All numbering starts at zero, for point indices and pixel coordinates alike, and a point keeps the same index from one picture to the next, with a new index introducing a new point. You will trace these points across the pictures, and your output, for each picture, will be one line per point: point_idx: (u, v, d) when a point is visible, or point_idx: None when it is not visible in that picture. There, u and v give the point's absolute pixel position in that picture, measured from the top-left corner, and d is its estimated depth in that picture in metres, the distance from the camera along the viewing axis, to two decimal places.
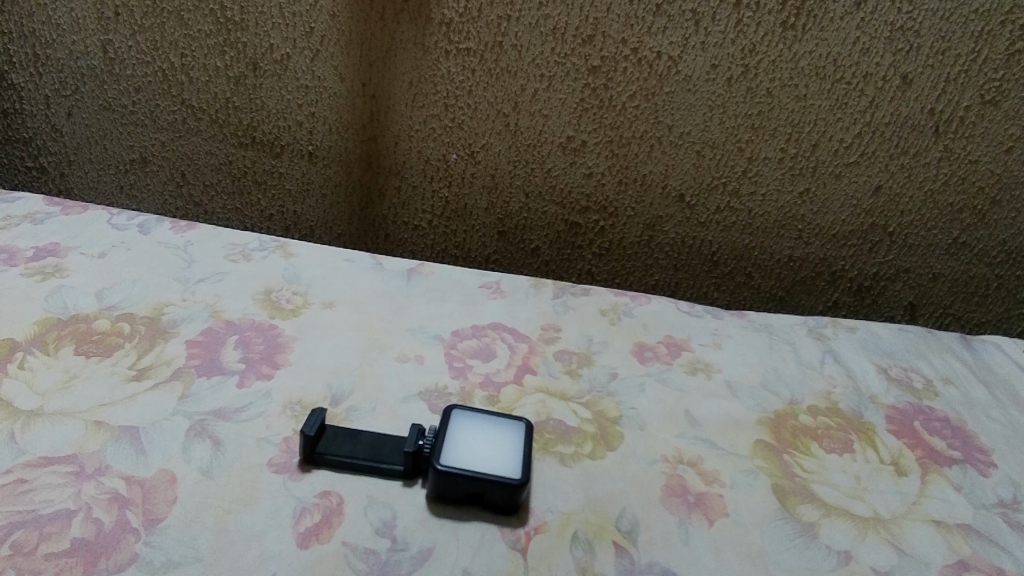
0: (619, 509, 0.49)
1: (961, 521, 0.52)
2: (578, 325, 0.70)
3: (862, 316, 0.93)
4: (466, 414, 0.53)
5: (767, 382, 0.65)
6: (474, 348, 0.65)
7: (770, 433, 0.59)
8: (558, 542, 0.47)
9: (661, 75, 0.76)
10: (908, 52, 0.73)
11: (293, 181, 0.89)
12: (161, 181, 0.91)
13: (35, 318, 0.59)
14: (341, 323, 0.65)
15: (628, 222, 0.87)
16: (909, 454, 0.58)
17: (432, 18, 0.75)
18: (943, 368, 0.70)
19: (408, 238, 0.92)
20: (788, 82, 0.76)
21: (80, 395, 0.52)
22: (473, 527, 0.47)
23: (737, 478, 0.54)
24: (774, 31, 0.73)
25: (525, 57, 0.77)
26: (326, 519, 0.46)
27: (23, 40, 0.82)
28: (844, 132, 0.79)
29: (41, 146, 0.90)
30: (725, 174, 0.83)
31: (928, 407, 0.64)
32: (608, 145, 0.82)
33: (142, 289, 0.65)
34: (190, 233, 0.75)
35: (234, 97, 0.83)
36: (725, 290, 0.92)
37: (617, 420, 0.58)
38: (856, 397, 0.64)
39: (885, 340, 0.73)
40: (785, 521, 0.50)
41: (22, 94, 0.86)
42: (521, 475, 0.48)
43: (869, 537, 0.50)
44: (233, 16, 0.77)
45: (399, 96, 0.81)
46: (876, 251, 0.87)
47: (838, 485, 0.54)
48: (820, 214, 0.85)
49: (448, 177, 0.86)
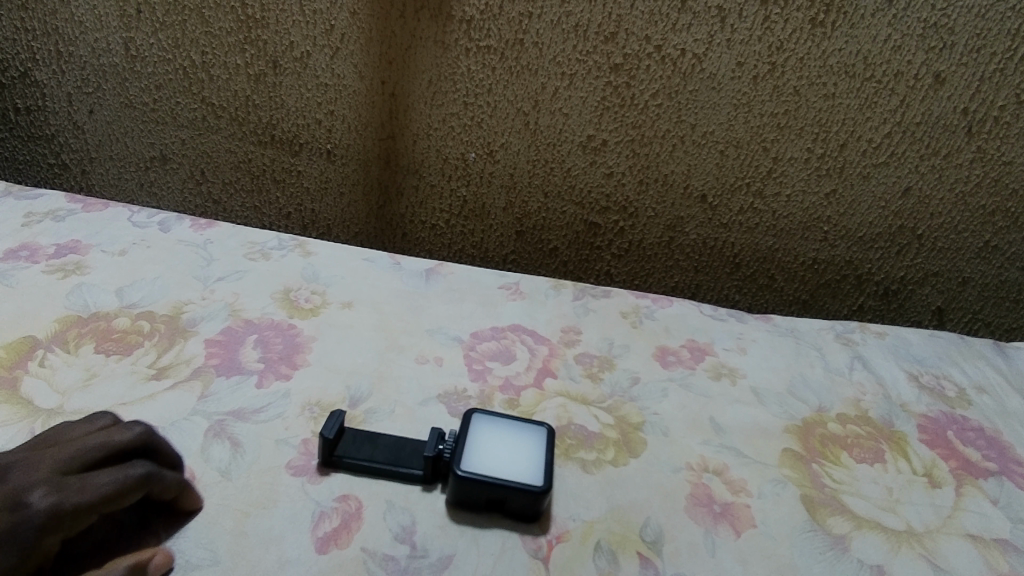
0: (643, 518, 0.48)
1: (997, 536, 0.51)
2: (599, 327, 0.69)
3: (888, 320, 0.91)
4: (487, 418, 0.52)
5: (794, 388, 0.63)
6: (494, 350, 0.64)
7: (798, 441, 0.57)
8: (581, 551, 0.46)
9: (684, 73, 0.75)
10: (941, 50, 0.71)
11: (312, 179, 0.89)
12: (181, 179, 0.91)
13: (56, 316, 0.59)
14: (359, 324, 0.64)
15: (649, 223, 0.86)
16: (943, 465, 0.57)
17: (453, 15, 0.74)
18: (976, 376, 0.68)
19: (425, 238, 0.92)
20: (817, 81, 0.74)
21: (100, 394, 0.52)
22: (494, 535, 0.46)
23: (765, 488, 0.52)
24: (802, 28, 0.71)
25: (547, 55, 0.75)
26: (345, 524, 0.46)
27: (46, 37, 0.82)
28: (873, 132, 0.77)
29: (64, 144, 0.90)
30: (749, 174, 0.81)
31: (961, 416, 0.62)
32: (630, 144, 0.80)
33: (161, 287, 0.65)
34: (209, 231, 0.74)
35: (255, 95, 0.83)
36: (747, 293, 0.91)
37: (640, 426, 0.57)
38: (886, 405, 0.62)
39: (916, 346, 0.71)
40: (815, 534, 0.49)
41: (45, 91, 0.86)
42: (543, 482, 0.47)
43: (903, 551, 0.48)
44: (254, 13, 0.77)
45: (418, 94, 0.80)
46: (904, 254, 0.85)
47: (869, 496, 0.53)
48: (847, 215, 0.83)
49: (466, 176, 0.86)
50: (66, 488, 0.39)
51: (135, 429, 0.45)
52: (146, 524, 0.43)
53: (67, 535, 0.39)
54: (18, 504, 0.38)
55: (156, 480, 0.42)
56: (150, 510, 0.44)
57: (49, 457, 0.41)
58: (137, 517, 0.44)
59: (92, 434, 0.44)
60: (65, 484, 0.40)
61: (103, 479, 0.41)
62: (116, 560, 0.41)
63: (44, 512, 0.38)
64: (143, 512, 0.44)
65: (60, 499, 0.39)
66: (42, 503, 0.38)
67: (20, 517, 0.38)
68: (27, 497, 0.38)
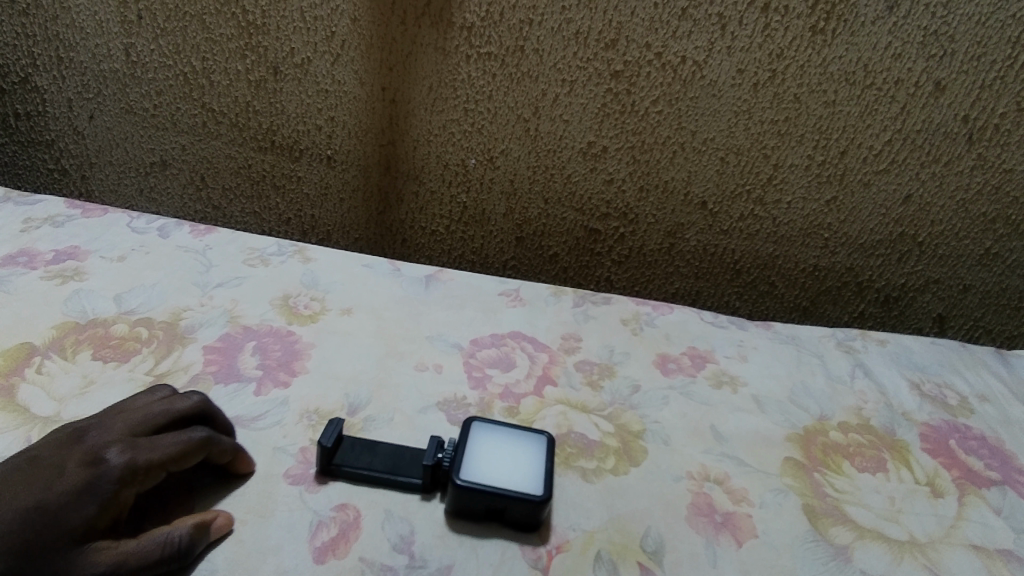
0: (643, 528, 0.48)
1: (1001, 546, 0.50)
2: (600, 335, 0.68)
3: (889, 327, 0.91)
4: (487, 426, 0.52)
5: (795, 397, 0.63)
6: (494, 357, 0.63)
7: (799, 450, 0.57)
8: (581, 561, 0.45)
9: (685, 80, 0.75)
10: (941, 58, 0.71)
11: (312, 185, 0.89)
12: (180, 185, 0.91)
13: (54, 322, 0.59)
14: (358, 330, 0.64)
15: (649, 229, 0.86)
16: (945, 474, 0.56)
17: (453, 22, 0.74)
18: (978, 384, 0.68)
19: (425, 244, 0.91)
20: (817, 88, 0.74)
21: (98, 401, 0.52)
22: (493, 544, 0.46)
23: (766, 497, 0.52)
24: (803, 35, 0.71)
25: (547, 62, 0.75)
26: (343, 533, 0.45)
27: (47, 43, 0.82)
28: (874, 139, 0.76)
29: (64, 149, 0.90)
30: (749, 181, 0.81)
31: (963, 425, 0.62)
32: (630, 151, 0.80)
33: (160, 293, 0.65)
34: (209, 237, 0.74)
35: (255, 101, 0.83)
36: (747, 299, 0.90)
37: (640, 434, 0.56)
38: (888, 413, 0.62)
39: (918, 354, 0.71)
40: (817, 544, 0.49)
41: (45, 97, 0.86)
42: (543, 491, 0.46)
43: (905, 561, 0.48)
44: (255, 20, 0.77)
45: (418, 100, 0.80)
46: (904, 262, 0.85)
47: (871, 506, 0.52)
48: (848, 222, 0.82)
49: (466, 182, 0.85)
50: (137, 448, 0.44)
51: (193, 398, 0.49)
52: (207, 486, 0.47)
53: (139, 490, 0.43)
54: (98, 460, 0.43)
55: (214, 443, 0.46)
56: (211, 473, 0.48)
57: (122, 422, 0.46)
58: (201, 479, 0.48)
59: (157, 402, 0.48)
60: (136, 444, 0.44)
61: (168, 441, 0.45)
62: (182, 518, 0.44)
63: (119, 468, 0.42)
64: (205, 475, 0.48)
65: (132, 457, 0.43)
66: (117, 460, 0.43)
67: (100, 470, 0.42)
68: (105, 454, 0.43)
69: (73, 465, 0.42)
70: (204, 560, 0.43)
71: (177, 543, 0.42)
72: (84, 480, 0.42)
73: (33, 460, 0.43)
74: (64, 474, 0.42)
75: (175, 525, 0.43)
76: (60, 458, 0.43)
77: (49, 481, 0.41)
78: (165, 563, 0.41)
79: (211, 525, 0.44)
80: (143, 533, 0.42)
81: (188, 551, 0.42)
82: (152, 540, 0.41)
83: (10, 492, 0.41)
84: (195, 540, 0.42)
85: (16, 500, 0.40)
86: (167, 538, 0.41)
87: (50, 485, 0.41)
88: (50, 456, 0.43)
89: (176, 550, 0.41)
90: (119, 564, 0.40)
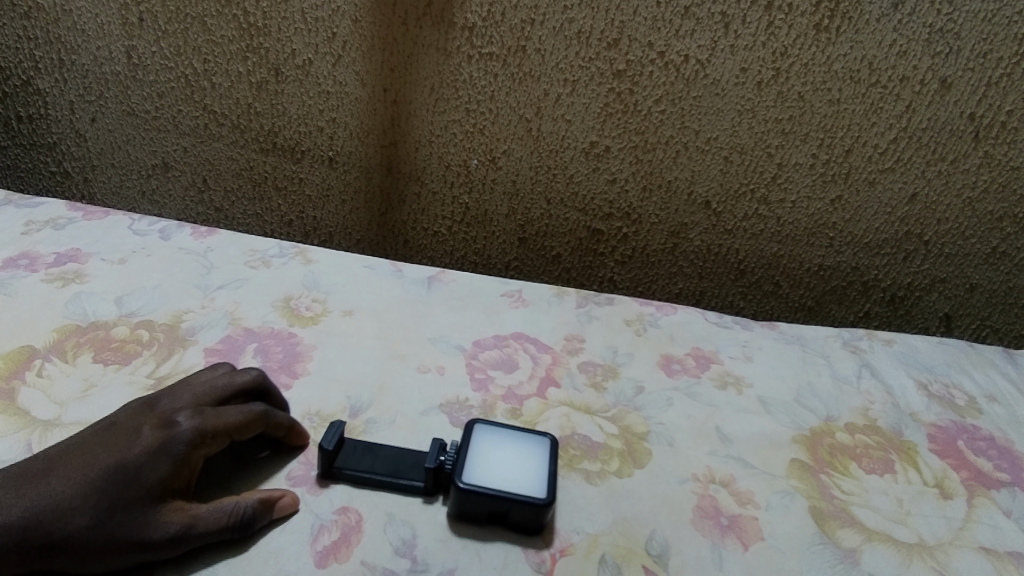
0: (648, 531, 0.47)
1: (1011, 549, 0.50)
2: (603, 336, 0.68)
3: (895, 327, 0.90)
4: (489, 428, 0.51)
5: (801, 398, 0.62)
6: (496, 359, 0.63)
7: (806, 451, 0.56)
8: (585, 565, 0.45)
9: (688, 79, 0.74)
10: (947, 55, 0.70)
11: (314, 187, 0.88)
12: (182, 187, 0.91)
13: (55, 325, 0.58)
14: (360, 332, 0.63)
15: (653, 229, 0.85)
16: (953, 475, 0.56)
17: (455, 22, 0.74)
18: (986, 384, 0.67)
19: (427, 245, 0.91)
20: (821, 86, 0.73)
21: (98, 404, 0.52)
22: (496, 548, 0.45)
23: (773, 499, 0.51)
24: (806, 33, 0.70)
25: (549, 62, 0.75)
26: (345, 537, 0.45)
27: (48, 46, 0.82)
28: (879, 137, 0.76)
29: (66, 152, 0.90)
30: (753, 180, 0.80)
31: (972, 426, 0.61)
32: (633, 150, 0.80)
33: (161, 296, 0.64)
34: (210, 239, 0.74)
35: (256, 102, 0.83)
36: (752, 299, 0.90)
37: (644, 436, 0.56)
38: (895, 414, 0.62)
39: (925, 354, 0.70)
40: (825, 547, 0.48)
41: (47, 100, 0.86)
42: (547, 494, 0.46)
43: (914, 564, 0.47)
44: (256, 21, 0.77)
45: (420, 101, 0.80)
46: (910, 261, 0.84)
47: (879, 508, 0.52)
48: (853, 221, 0.82)
49: (468, 183, 0.85)
50: (204, 415, 0.46)
51: (252, 372, 0.51)
52: (262, 459, 0.50)
53: (206, 454, 0.46)
54: (169, 424, 0.45)
55: (271, 416, 0.49)
56: (264, 447, 0.51)
57: (188, 392, 0.48)
58: (255, 452, 0.50)
59: (218, 376, 0.51)
60: (202, 412, 0.47)
61: (231, 410, 0.48)
62: (248, 493, 0.46)
63: (189, 431, 0.45)
64: (259, 449, 0.50)
65: (201, 422, 0.46)
66: (187, 424, 0.45)
67: (171, 433, 0.44)
68: (176, 418, 0.45)
69: (147, 428, 0.45)
70: (266, 535, 0.44)
71: (242, 514, 0.44)
72: (158, 442, 0.44)
73: (112, 426, 0.45)
74: (140, 435, 0.44)
75: (243, 497, 0.45)
76: (136, 422, 0.45)
77: (127, 441, 0.43)
78: (229, 532, 0.43)
79: (276, 504, 0.45)
80: (210, 502, 0.45)
81: (251, 524, 0.44)
82: (220, 509, 0.43)
83: (93, 451, 0.43)
84: (258, 513, 0.44)
85: (98, 458, 0.42)
86: (234, 509, 0.44)
87: (128, 445, 0.43)
88: (127, 421, 0.45)
89: (240, 520, 0.43)
90: (190, 527, 0.42)
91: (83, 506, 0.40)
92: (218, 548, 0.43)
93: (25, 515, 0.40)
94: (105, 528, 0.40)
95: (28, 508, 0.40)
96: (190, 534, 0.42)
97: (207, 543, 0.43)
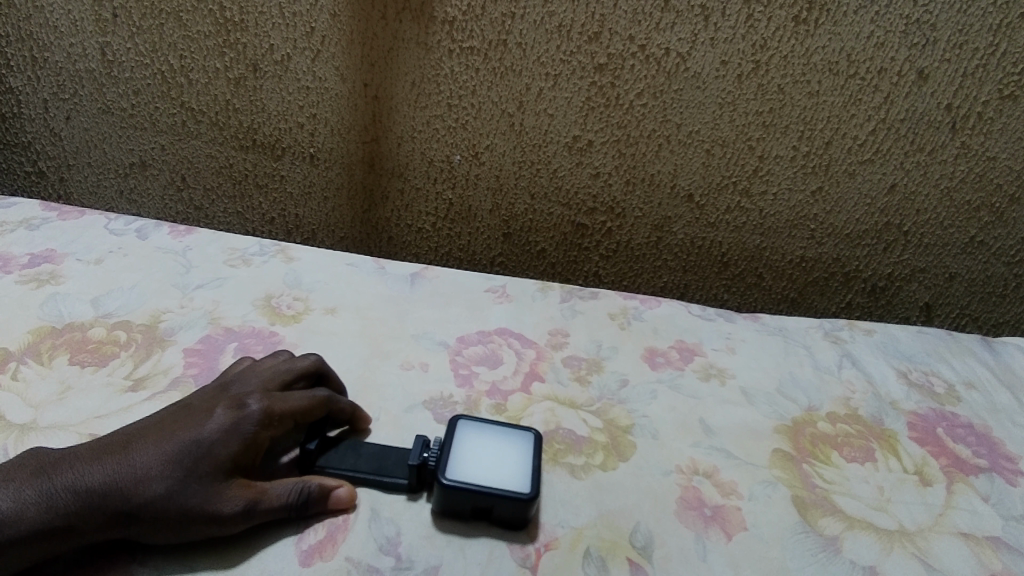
0: (633, 523, 0.48)
1: (989, 533, 0.50)
2: (588, 330, 0.68)
3: (876, 317, 0.91)
4: (473, 424, 0.51)
5: (783, 388, 0.63)
6: (480, 355, 0.63)
7: (788, 441, 0.56)
8: (570, 559, 0.45)
9: (669, 72, 0.74)
10: (923, 47, 0.71)
11: (295, 184, 0.87)
12: (160, 186, 0.89)
13: (30, 327, 0.58)
14: (344, 330, 0.63)
15: (636, 223, 0.85)
16: (933, 463, 0.56)
17: (435, 16, 0.73)
18: (964, 372, 0.68)
19: (411, 241, 0.90)
20: (801, 79, 0.74)
21: (74, 407, 0.51)
22: (481, 544, 0.45)
23: (755, 489, 0.52)
24: (785, 26, 0.70)
25: (530, 56, 0.75)
26: (330, 536, 0.45)
27: (21, 43, 0.81)
28: (858, 129, 0.76)
29: (40, 151, 0.88)
30: (735, 173, 0.81)
31: (951, 413, 0.62)
32: (615, 144, 0.80)
33: (139, 297, 0.63)
34: (188, 238, 0.73)
35: (235, 99, 0.81)
36: (735, 292, 0.90)
37: (629, 429, 0.56)
38: (876, 403, 0.62)
39: (905, 343, 0.71)
40: (807, 536, 0.48)
41: (21, 98, 0.85)
42: (531, 489, 0.46)
43: (894, 551, 0.48)
44: (232, 16, 0.75)
45: (401, 96, 0.79)
46: (890, 252, 0.85)
47: (860, 496, 0.52)
48: (833, 213, 0.82)
49: (451, 178, 0.85)
50: (272, 397, 0.48)
51: (309, 358, 0.54)
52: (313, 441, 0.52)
53: (272, 437, 0.47)
54: (240, 405, 0.46)
55: (333, 402, 0.51)
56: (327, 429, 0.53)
57: (256, 376, 0.50)
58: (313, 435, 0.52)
59: (279, 362, 0.53)
60: (270, 395, 0.48)
61: (297, 395, 0.49)
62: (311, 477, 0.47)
63: (259, 412, 0.46)
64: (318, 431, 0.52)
65: (269, 404, 0.47)
66: (257, 406, 0.46)
67: (242, 414, 0.46)
68: (246, 400, 0.47)
69: (219, 408, 0.46)
70: (320, 521, 0.45)
71: (302, 495, 0.45)
72: (230, 421, 0.45)
73: (186, 407, 0.47)
74: (213, 415, 0.45)
75: (305, 478, 0.46)
76: (209, 404, 0.46)
77: (201, 420, 0.45)
78: (288, 511, 0.44)
79: (333, 493, 0.46)
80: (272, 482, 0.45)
81: (308, 506, 0.45)
82: (282, 488, 0.44)
83: (170, 428, 0.44)
84: (317, 498, 0.45)
85: (176, 433, 0.44)
86: (295, 490, 0.45)
87: (202, 423, 0.44)
88: (202, 403, 0.47)
89: (299, 502, 0.45)
90: (254, 502, 0.43)
91: (162, 474, 0.42)
92: (276, 528, 0.45)
93: (107, 482, 0.41)
94: (179, 498, 0.41)
95: (110, 476, 0.41)
96: (255, 510, 0.43)
97: (268, 520, 0.44)
